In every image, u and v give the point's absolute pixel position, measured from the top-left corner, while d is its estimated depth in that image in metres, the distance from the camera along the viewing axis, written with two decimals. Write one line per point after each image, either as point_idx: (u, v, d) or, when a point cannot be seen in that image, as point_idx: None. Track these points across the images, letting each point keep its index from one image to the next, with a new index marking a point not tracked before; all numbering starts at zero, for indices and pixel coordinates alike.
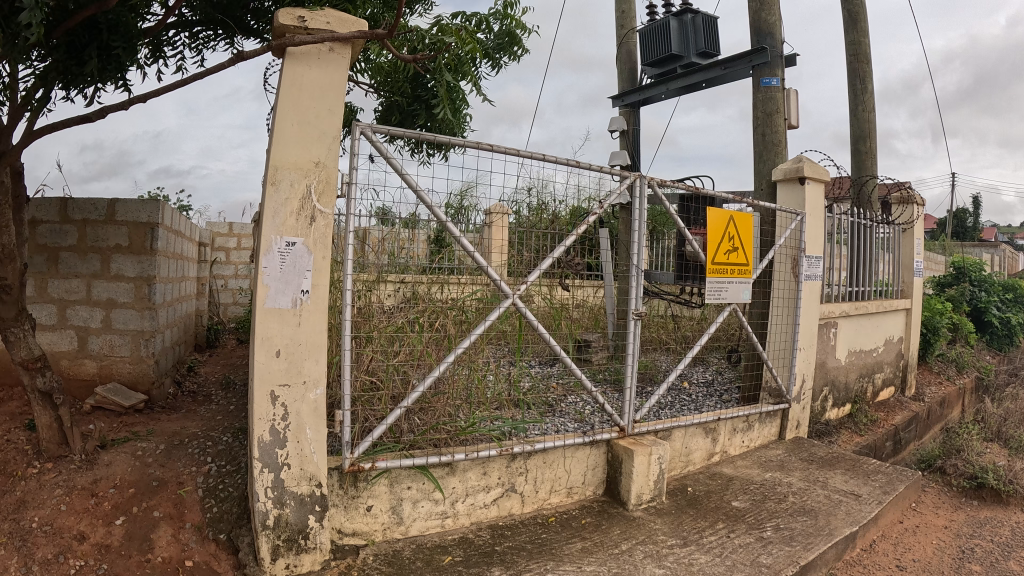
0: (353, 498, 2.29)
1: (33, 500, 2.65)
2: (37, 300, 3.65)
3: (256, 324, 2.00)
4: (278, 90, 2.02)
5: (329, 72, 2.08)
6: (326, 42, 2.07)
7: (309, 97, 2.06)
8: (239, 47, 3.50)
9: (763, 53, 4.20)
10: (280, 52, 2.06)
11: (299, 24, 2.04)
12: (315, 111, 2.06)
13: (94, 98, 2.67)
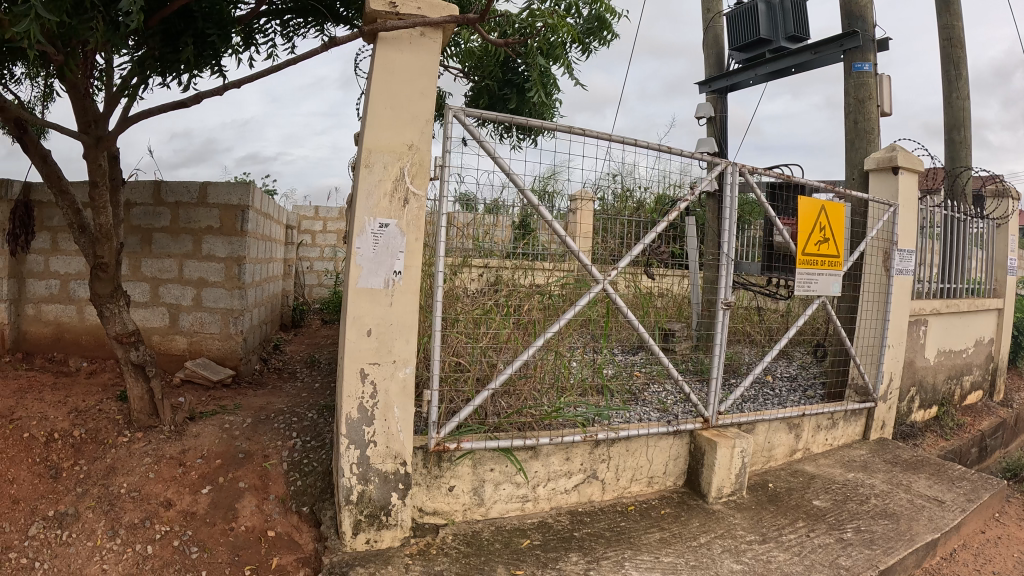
0: (436, 477, 2.33)
1: (123, 467, 2.82)
2: (131, 278, 3.89)
3: (348, 302, 2.05)
4: (369, 73, 2.06)
5: (420, 56, 2.10)
6: (416, 27, 2.09)
7: (400, 80, 2.08)
8: (329, 34, 3.57)
9: (854, 37, 4.00)
10: (372, 38, 2.10)
11: (390, 9, 2.07)
12: (407, 95, 2.09)
13: (188, 84, 2.78)
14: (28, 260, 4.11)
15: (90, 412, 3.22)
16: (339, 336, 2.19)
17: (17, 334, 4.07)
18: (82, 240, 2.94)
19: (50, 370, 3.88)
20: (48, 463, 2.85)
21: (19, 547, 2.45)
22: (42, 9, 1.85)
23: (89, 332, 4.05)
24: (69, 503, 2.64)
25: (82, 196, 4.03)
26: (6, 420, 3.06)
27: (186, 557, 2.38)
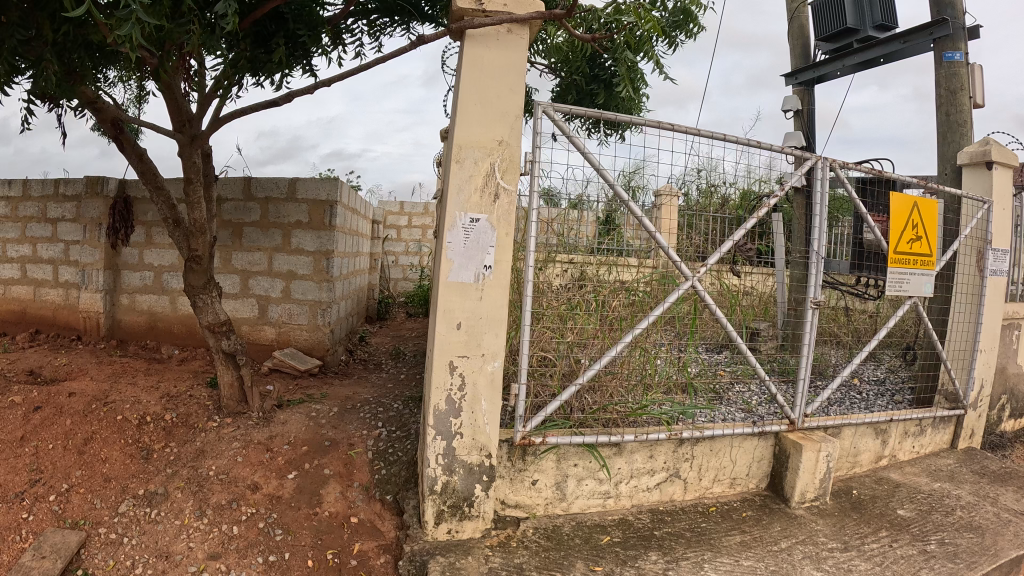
0: (520, 471, 2.36)
1: (212, 451, 2.94)
2: (223, 270, 4.05)
3: (440, 296, 2.09)
4: (458, 70, 2.08)
5: (508, 53, 2.11)
6: (503, 24, 2.09)
7: (489, 77, 2.10)
8: (415, 33, 3.63)
9: (944, 25, 3.78)
10: (460, 36, 2.13)
11: (476, 6, 2.11)
12: (497, 91, 2.10)
13: (280, 84, 2.87)
14: (124, 252, 4.32)
15: (182, 397, 3.37)
16: (429, 328, 2.23)
17: (113, 322, 4.33)
18: (176, 234, 3.06)
19: (144, 357, 4.09)
20: (140, 445, 3.02)
21: (109, 523, 2.63)
22: (143, 12, 1.89)
23: (180, 321, 4.22)
24: (159, 483, 2.79)
25: (177, 192, 4.21)
26: (102, 403, 3.28)
27: (270, 539, 2.47)
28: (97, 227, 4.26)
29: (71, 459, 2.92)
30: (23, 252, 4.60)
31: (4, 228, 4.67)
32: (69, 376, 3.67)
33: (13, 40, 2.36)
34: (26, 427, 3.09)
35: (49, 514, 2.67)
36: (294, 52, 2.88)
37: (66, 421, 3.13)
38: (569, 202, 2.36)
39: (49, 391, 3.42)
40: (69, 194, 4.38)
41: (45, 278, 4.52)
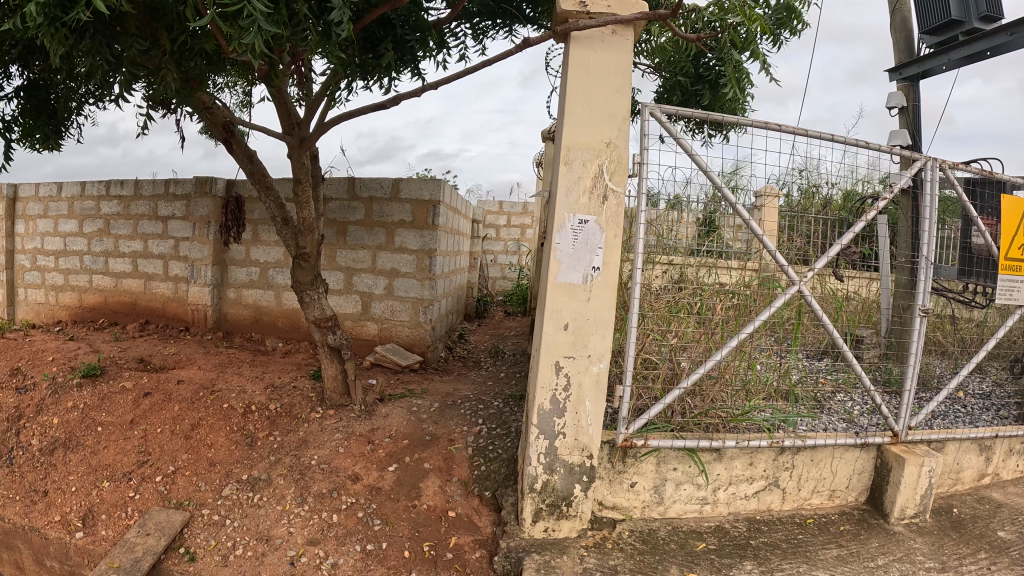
0: (620, 473, 2.42)
1: (315, 441, 3.05)
2: (328, 267, 4.19)
3: (548, 296, 2.16)
4: (565, 71, 2.12)
5: (614, 53, 2.13)
6: (609, 25, 2.11)
7: (596, 77, 2.12)
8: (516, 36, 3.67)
9: None
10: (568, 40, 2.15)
11: (580, 8, 2.14)
12: (604, 93, 2.13)
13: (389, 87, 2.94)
14: (231, 249, 4.50)
15: (285, 388, 3.51)
16: (536, 327, 2.30)
17: (220, 314, 4.55)
18: (284, 231, 3.16)
19: (249, 348, 4.28)
20: (245, 432, 3.16)
21: (212, 505, 2.78)
22: (264, 22, 1.99)
23: (284, 315, 4.39)
24: (262, 469, 2.91)
25: (285, 191, 4.38)
26: (209, 391, 3.46)
27: (369, 528, 2.55)
28: (205, 224, 4.46)
29: (178, 444, 3.11)
30: (134, 247, 4.86)
31: (117, 224, 4.95)
32: (178, 364, 3.88)
33: (135, 49, 2.51)
34: (136, 412, 3.35)
35: (154, 494, 2.88)
36: (402, 56, 2.94)
37: (174, 407, 3.33)
38: (665, 203, 2.39)
39: (159, 378, 3.65)
40: (178, 193, 4.61)
41: (155, 271, 4.78)
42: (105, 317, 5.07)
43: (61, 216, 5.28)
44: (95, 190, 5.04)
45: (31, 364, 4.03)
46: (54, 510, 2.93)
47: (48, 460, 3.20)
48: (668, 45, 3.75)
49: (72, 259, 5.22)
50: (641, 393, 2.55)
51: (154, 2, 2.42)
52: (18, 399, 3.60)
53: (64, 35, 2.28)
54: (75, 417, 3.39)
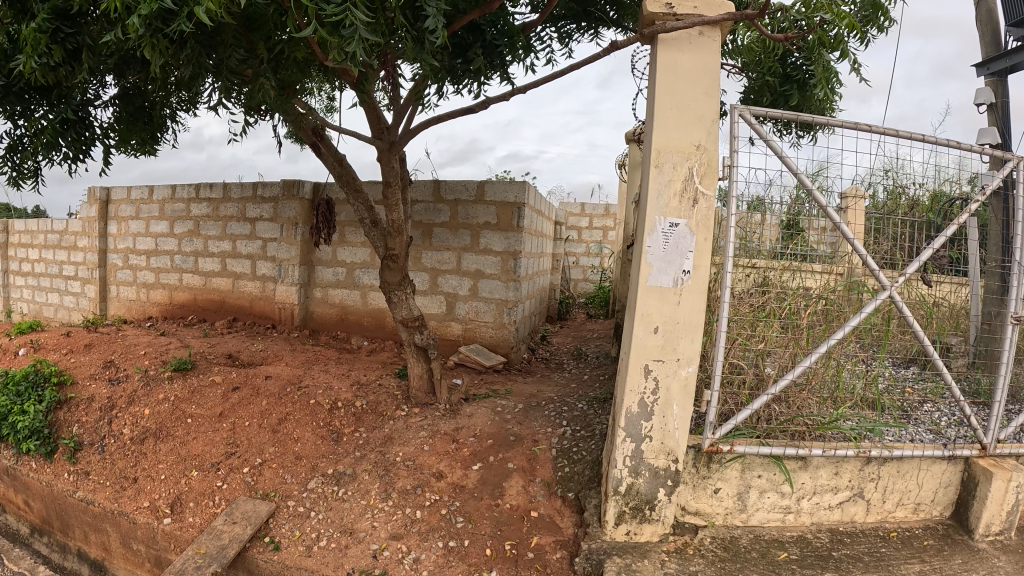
0: (704, 478, 2.45)
1: (401, 438, 3.14)
2: (415, 268, 4.31)
3: (639, 298, 2.24)
4: (654, 74, 2.20)
5: (702, 55, 2.19)
6: (696, 27, 2.18)
7: (684, 79, 2.19)
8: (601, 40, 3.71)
9: None
10: (656, 43, 2.21)
11: (667, 11, 2.21)
12: (693, 95, 2.19)
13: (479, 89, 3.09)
14: (318, 250, 4.67)
15: (371, 386, 3.62)
16: (625, 328, 2.38)
17: (306, 313, 4.72)
18: (374, 233, 3.25)
19: (336, 347, 4.41)
20: (331, 427, 3.28)
21: (297, 497, 2.89)
22: (364, 31, 2.11)
23: (370, 314, 4.50)
24: (348, 464, 3.02)
25: (374, 193, 4.49)
26: (295, 386, 3.60)
27: (451, 526, 2.60)
28: (293, 226, 4.62)
29: (266, 437, 3.24)
30: (223, 248, 5.07)
31: (206, 225, 5.16)
32: (265, 360, 4.04)
33: (233, 58, 2.64)
34: (225, 405, 3.50)
35: (241, 484, 3.01)
36: (492, 61, 3.11)
37: (263, 401, 3.47)
38: (746, 206, 2.37)
39: (247, 373, 3.82)
40: (267, 196, 4.79)
41: (243, 271, 4.98)
42: (194, 313, 5.31)
43: (153, 217, 5.54)
44: (186, 193, 5.26)
45: (125, 357, 4.26)
46: (144, 497, 3.11)
47: (140, 448, 3.39)
48: (754, 44, 3.70)
49: (163, 258, 5.47)
50: (727, 398, 2.55)
51: (252, 14, 2.54)
52: (113, 390, 3.83)
53: (167, 45, 2.41)
54: (165, 408, 3.56)
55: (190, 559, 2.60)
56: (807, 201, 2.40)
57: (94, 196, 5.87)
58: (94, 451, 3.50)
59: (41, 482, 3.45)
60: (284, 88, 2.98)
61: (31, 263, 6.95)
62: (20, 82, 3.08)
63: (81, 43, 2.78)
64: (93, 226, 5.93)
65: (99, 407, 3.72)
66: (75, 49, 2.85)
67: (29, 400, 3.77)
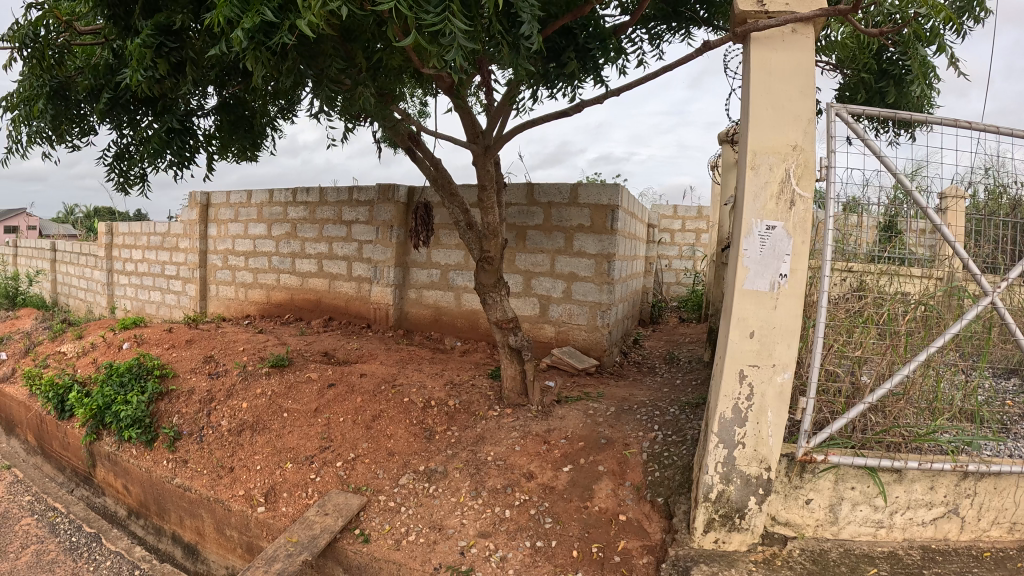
0: (795, 488, 2.40)
1: (493, 438, 3.20)
2: (509, 270, 4.40)
3: (735, 302, 2.22)
4: (747, 73, 2.20)
5: (796, 53, 2.18)
6: (788, 24, 2.18)
7: (779, 78, 2.18)
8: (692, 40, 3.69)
9: None
10: (748, 43, 2.23)
11: (759, 9, 2.22)
12: (788, 94, 2.17)
13: (575, 93, 3.19)
14: (413, 252, 4.80)
15: (464, 386, 3.70)
16: (721, 334, 2.36)
17: (401, 313, 4.85)
18: (470, 235, 3.31)
19: (430, 347, 4.52)
20: (424, 425, 3.37)
21: (388, 492, 2.98)
22: (463, 38, 2.16)
23: (463, 316, 4.58)
24: (439, 462, 3.10)
25: (469, 196, 4.57)
26: (390, 384, 3.71)
27: (540, 525, 2.64)
28: (389, 228, 4.77)
29: (360, 432, 3.36)
30: (320, 249, 5.26)
31: (303, 228, 5.36)
32: (359, 358, 4.18)
33: (334, 67, 2.76)
34: (321, 401, 3.65)
35: (334, 478, 3.13)
36: (586, 64, 3.19)
37: (357, 398, 3.60)
38: (842, 206, 2.33)
39: (343, 370, 3.96)
40: (362, 199, 4.94)
41: (339, 272, 5.15)
42: (291, 312, 5.53)
43: (251, 220, 5.80)
44: (284, 197, 5.49)
45: (225, 352, 4.49)
46: (239, 486, 3.27)
47: (237, 439, 3.57)
48: (847, 40, 3.46)
49: (261, 259, 5.72)
50: (822, 407, 2.47)
51: (352, 25, 2.65)
52: (214, 382, 4.07)
53: (268, 56, 2.50)
54: (262, 402, 3.74)
55: (282, 546, 2.67)
56: (905, 202, 2.36)
57: (196, 200, 6.19)
58: (193, 441, 3.70)
59: (142, 468, 3.67)
60: (383, 95, 3.09)
61: (135, 263, 7.37)
62: (127, 95, 3.33)
63: (184, 56, 2.96)
64: (194, 229, 6.26)
65: (198, 399, 3.94)
66: (179, 62, 3.02)
67: (133, 390, 4.07)
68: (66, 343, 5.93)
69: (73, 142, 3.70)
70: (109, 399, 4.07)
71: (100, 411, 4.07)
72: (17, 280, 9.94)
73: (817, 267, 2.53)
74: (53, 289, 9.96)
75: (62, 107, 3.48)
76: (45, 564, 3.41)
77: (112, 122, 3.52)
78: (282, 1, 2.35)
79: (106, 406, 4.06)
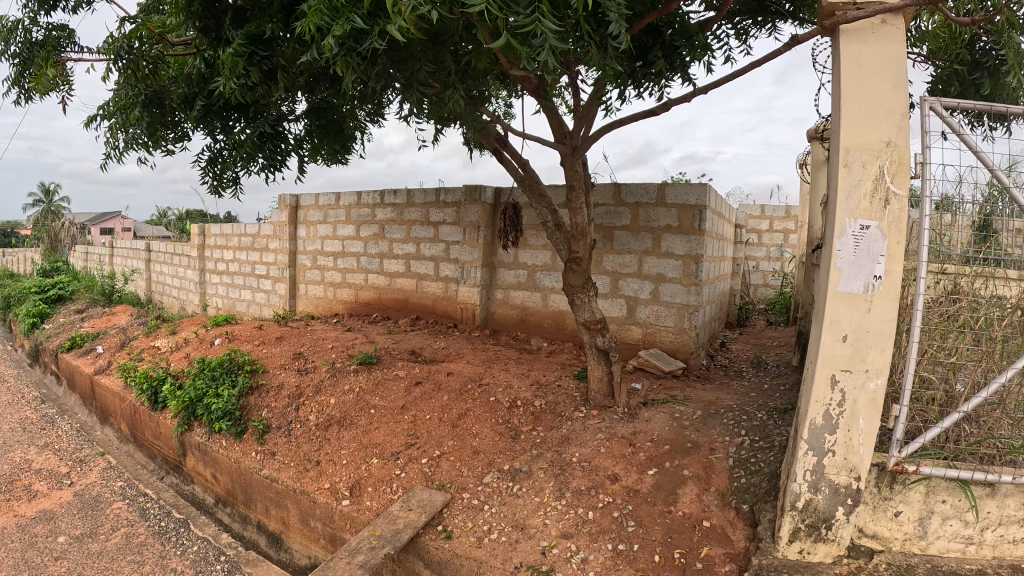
0: (885, 499, 2.31)
1: (578, 439, 3.20)
2: (597, 271, 4.40)
3: (828, 305, 2.16)
4: (837, 67, 2.17)
5: (886, 46, 2.13)
6: (878, 15, 2.14)
7: (870, 72, 2.13)
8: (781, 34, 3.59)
9: None
10: (838, 38, 2.19)
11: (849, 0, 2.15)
12: (880, 88, 2.11)
13: (662, 91, 3.16)
14: (500, 253, 4.85)
15: (551, 387, 3.71)
16: (813, 338, 2.30)
17: (488, 313, 4.92)
18: (558, 236, 3.31)
19: (516, 347, 4.55)
20: (509, 425, 3.40)
21: (472, 489, 3.03)
22: (554, 39, 2.15)
23: (550, 316, 4.59)
24: (524, 461, 3.13)
25: (557, 197, 4.59)
26: (476, 384, 3.77)
27: (622, 528, 2.62)
28: (475, 229, 4.84)
29: (446, 430, 3.43)
30: (407, 250, 5.38)
31: (391, 229, 5.49)
32: (446, 358, 4.25)
33: (423, 70, 2.81)
34: (407, 398, 3.74)
35: (419, 474, 3.19)
36: (672, 62, 3.13)
37: (443, 396, 3.67)
38: (934, 205, 2.25)
39: (430, 368, 4.04)
40: (449, 201, 5.03)
41: (426, 272, 5.26)
42: (379, 311, 5.68)
43: (339, 222, 5.98)
44: (371, 199, 5.64)
45: (314, 349, 4.66)
46: (325, 479, 3.37)
47: (324, 434, 3.69)
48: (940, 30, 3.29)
49: (350, 259, 5.90)
50: (914, 414, 2.36)
51: (440, 29, 2.69)
52: (303, 378, 4.23)
53: (358, 61, 2.57)
54: (350, 399, 3.86)
55: (367, 539, 2.75)
56: (1001, 199, 2.25)
57: (286, 202, 6.44)
58: (280, 434, 3.84)
59: (231, 458, 3.83)
60: (473, 98, 3.14)
61: (227, 263, 7.70)
62: (219, 102, 3.49)
63: (275, 63, 3.05)
64: (284, 230, 6.50)
65: (287, 395, 4.10)
66: (271, 70, 3.13)
67: (224, 384, 4.28)
68: (160, 338, 6.28)
69: (168, 146, 3.97)
70: (200, 392, 4.30)
71: (192, 403, 4.30)
72: (113, 278, 10.54)
73: (911, 269, 2.39)
74: (147, 287, 10.52)
75: (158, 114, 3.70)
76: (134, 547, 3.61)
77: (206, 128, 3.70)
78: (372, 8, 2.42)
79: (199, 399, 4.29)
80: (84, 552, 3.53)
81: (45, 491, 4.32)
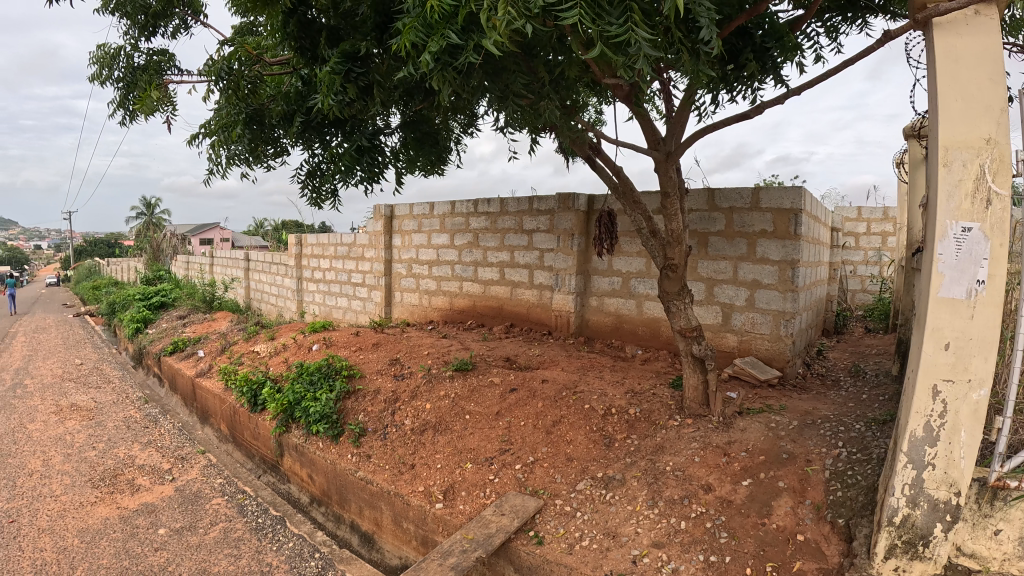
0: (984, 516, 2.21)
1: (672, 448, 3.21)
2: (692, 277, 4.40)
3: (929, 311, 2.12)
4: (932, 63, 2.13)
5: (981, 38, 2.06)
6: (970, 6, 2.07)
7: (966, 65, 2.08)
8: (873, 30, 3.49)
9: None
10: (931, 33, 2.15)
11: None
12: (977, 83, 2.06)
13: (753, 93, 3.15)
14: (595, 260, 4.90)
15: (645, 394, 3.74)
16: (914, 345, 2.25)
17: (583, 321, 4.98)
18: (652, 243, 3.32)
19: (610, 355, 4.59)
20: (603, 432, 3.45)
21: (565, 496, 3.09)
22: (648, 47, 2.19)
23: (645, 323, 4.60)
24: (618, 469, 3.17)
25: (651, 203, 4.61)
26: (570, 391, 3.83)
27: (714, 539, 2.62)
28: (569, 237, 4.90)
29: (540, 437, 3.50)
30: (501, 258, 5.50)
31: (485, 237, 5.63)
32: (541, 365, 4.33)
33: (517, 83, 2.90)
34: (502, 405, 3.84)
35: (512, 480, 3.28)
36: (764, 64, 3.13)
37: (538, 404, 3.75)
38: None
39: (525, 375, 4.14)
40: (542, 209, 5.13)
41: (520, 280, 5.37)
42: (473, 318, 5.82)
43: (434, 231, 6.17)
44: (465, 208, 5.80)
45: (410, 355, 4.84)
46: (420, 482, 3.50)
47: (419, 438, 3.84)
48: None
49: (444, 267, 6.07)
50: (1018, 426, 2.25)
51: (534, 41, 2.77)
52: (401, 383, 4.40)
53: (454, 76, 2.68)
54: (445, 404, 3.99)
55: (459, 542, 2.85)
56: None
57: (381, 212, 6.69)
58: (376, 437, 4.01)
59: (327, 460, 4.03)
60: (567, 107, 3.22)
61: (324, 271, 8.05)
62: (316, 118, 3.70)
63: (371, 80, 3.18)
64: (380, 239, 6.75)
65: (383, 400, 4.28)
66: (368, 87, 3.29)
67: (321, 389, 4.52)
68: (260, 344, 6.62)
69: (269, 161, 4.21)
70: (298, 396, 4.54)
71: (290, 406, 4.54)
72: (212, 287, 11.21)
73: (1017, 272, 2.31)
74: (246, 294, 11.06)
75: (258, 130, 3.92)
76: (232, 540, 3.86)
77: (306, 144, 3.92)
78: (466, 24, 2.51)
79: (296, 402, 4.53)
80: (184, 544, 3.79)
81: (147, 486, 4.65)
